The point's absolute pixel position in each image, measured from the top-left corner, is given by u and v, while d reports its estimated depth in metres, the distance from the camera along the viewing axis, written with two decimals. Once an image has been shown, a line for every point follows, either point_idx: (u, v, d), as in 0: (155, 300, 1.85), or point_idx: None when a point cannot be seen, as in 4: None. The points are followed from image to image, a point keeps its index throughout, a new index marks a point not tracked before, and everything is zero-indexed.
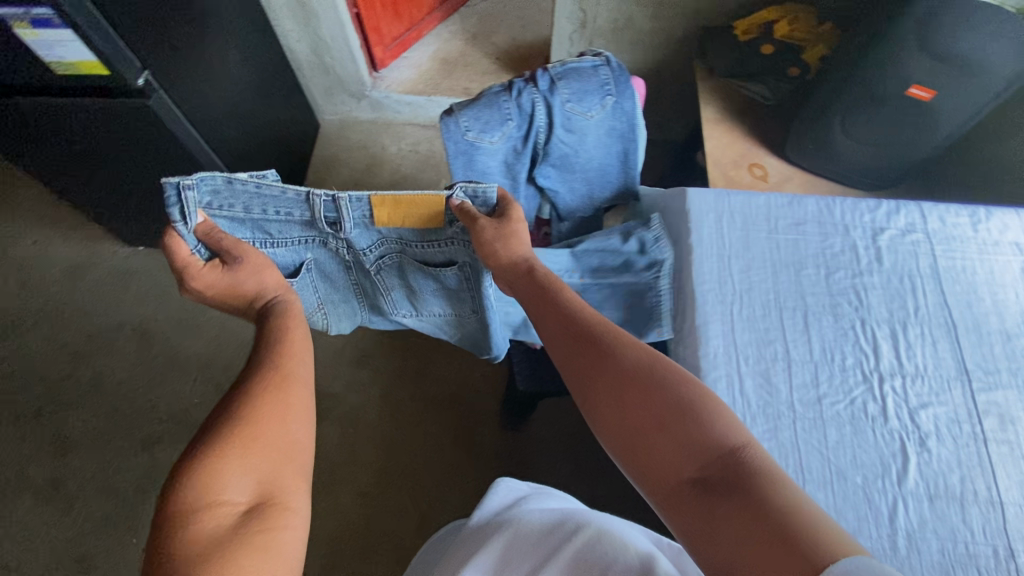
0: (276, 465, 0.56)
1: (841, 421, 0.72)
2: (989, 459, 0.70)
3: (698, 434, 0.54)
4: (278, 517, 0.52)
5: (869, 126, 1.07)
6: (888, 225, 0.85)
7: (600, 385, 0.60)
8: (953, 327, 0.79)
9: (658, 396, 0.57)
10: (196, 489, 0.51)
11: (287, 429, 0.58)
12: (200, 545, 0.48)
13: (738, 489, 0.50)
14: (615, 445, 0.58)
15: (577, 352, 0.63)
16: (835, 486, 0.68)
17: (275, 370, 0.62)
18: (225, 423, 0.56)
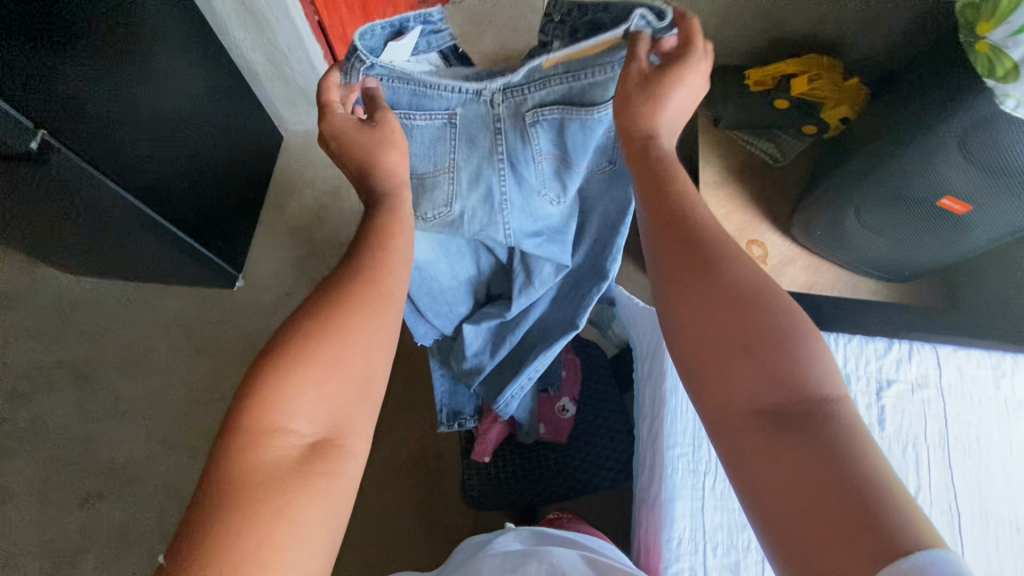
0: (340, 401, 0.55)
1: None
2: None
3: (786, 369, 0.45)
4: (337, 463, 0.53)
5: (889, 224, 0.92)
6: (896, 376, 0.74)
7: (693, 282, 0.51)
8: (958, 516, 0.67)
9: (768, 318, 0.47)
10: (262, 418, 0.52)
11: (355, 366, 0.56)
12: (256, 474, 0.50)
13: (822, 441, 0.42)
14: (691, 346, 0.50)
15: (673, 242, 0.53)
16: None
17: (370, 286, 0.59)
18: (291, 344, 0.55)
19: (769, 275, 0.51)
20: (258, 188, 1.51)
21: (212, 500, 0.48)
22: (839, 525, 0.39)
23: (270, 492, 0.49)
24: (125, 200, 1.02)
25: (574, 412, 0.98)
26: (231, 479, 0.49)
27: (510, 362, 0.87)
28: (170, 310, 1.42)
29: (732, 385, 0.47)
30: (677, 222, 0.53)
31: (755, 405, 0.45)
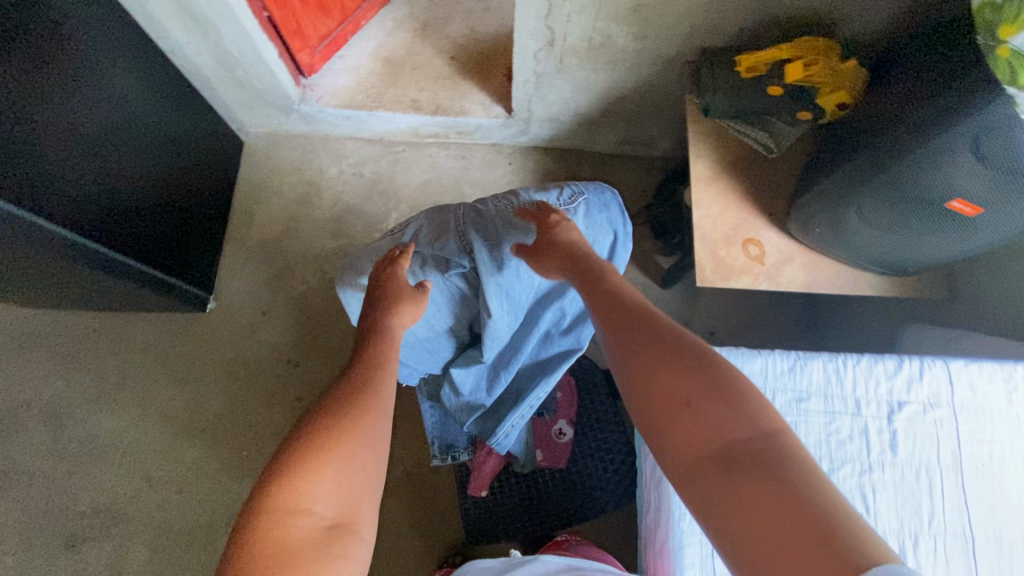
0: (359, 486, 0.53)
1: None
2: None
3: (736, 415, 0.47)
4: (352, 548, 0.50)
5: (892, 224, 0.87)
6: (907, 398, 0.70)
7: (639, 350, 0.53)
8: (974, 543, 0.65)
9: (700, 371, 0.49)
10: (286, 496, 0.49)
11: (376, 450, 0.55)
12: (275, 554, 0.46)
13: (777, 480, 0.42)
14: (642, 414, 0.51)
15: (607, 322, 0.57)
16: None
17: (375, 397, 0.59)
18: (319, 428, 0.54)
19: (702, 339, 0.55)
20: (223, 202, 1.41)
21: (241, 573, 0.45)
22: (811, 559, 0.38)
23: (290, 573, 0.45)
24: (82, 250, 0.94)
25: (573, 434, 0.96)
26: (256, 558, 0.46)
27: (500, 398, 0.81)
28: (141, 338, 1.34)
29: (687, 447, 0.47)
30: (617, 302, 0.59)
31: (711, 460, 0.45)
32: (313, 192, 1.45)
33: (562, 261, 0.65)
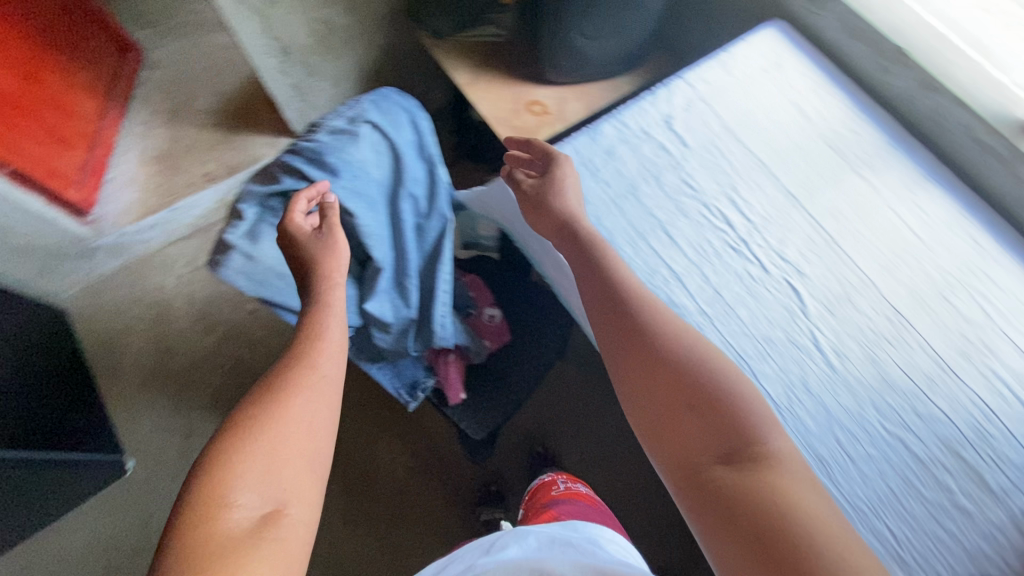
0: (291, 476, 0.52)
1: (747, 297, 0.80)
2: (844, 252, 0.83)
3: (725, 418, 0.57)
4: (286, 526, 0.49)
5: (602, 25, 1.09)
6: (673, 110, 0.92)
7: (639, 363, 0.62)
8: (768, 167, 0.88)
9: (719, 386, 0.60)
10: (214, 484, 0.49)
11: (304, 440, 0.55)
12: (207, 543, 0.45)
13: (776, 477, 0.51)
14: (642, 398, 0.61)
15: (608, 344, 0.66)
16: (772, 354, 0.76)
17: (310, 369, 0.60)
18: (247, 425, 0.54)
19: (699, 339, 0.65)
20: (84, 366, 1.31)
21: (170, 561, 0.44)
22: (766, 544, 0.47)
23: (218, 558, 0.44)
24: None
25: (501, 313, 1.05)
26: (188, 546, 0.45)
27: (422, 308, 0.88)
28: (76, 542, 1.22)
29: (690, 443, 0.56)
30: (609, 299, 0.68)
31: (714, 461, 0.54)
32: (164, 308, 1.43)
33: (554, 224, 0.78)
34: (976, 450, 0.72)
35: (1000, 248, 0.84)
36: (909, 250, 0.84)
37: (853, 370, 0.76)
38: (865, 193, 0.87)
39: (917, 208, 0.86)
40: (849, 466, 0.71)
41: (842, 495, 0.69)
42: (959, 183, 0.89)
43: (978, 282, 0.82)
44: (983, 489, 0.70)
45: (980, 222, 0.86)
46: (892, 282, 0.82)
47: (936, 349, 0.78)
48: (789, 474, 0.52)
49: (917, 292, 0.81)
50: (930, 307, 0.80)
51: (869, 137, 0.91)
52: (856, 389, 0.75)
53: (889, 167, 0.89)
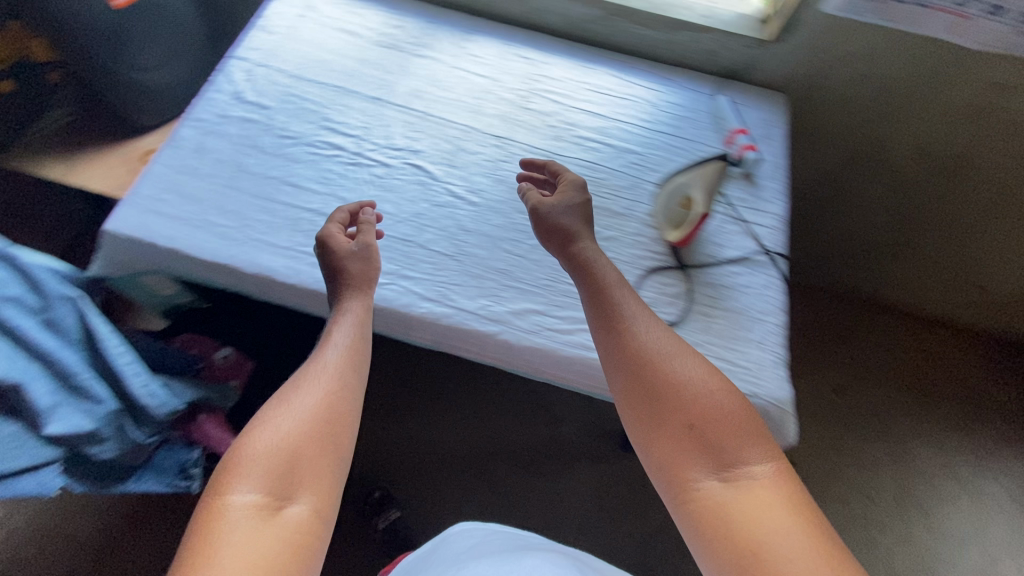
0: (308, 476, 0.52)
1: (384, 193, 0.87)
2: (439, 116, 0.95)
3: (728, 444, 0.52)
4: (292, 519, 0.49)
5: (145, 52, 1.07)
6: (239, 86, 0.95)
7: (637, 368, 0.59)
8: (347, 88, 0.97)
9: (717, 400, 0.55)
10: (223, 476, 0.50)
11: (323, 444, 0.55)
12: (215, 527, 0.46)
13: (764, 508, 0.48)
14: (637, 403, 0.57)
15: (600, 340, 0.63)
16: (424, 222, 0.85)
17: (323, 383, 0.60)
18: (273, 419, 0.55)
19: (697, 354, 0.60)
20: None
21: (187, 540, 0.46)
22: None
23: (218, 539, 0.45)
24: None
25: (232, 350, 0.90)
26: (201, 528, 0.46)
27: None
28: None
29: (684, 460, 0.52)
30: (599, 297, 0.66)
31: (703, 479, 0.51)
32: None
33: (559, 241, 0.75)
34: (596, 194, 0.91)
35: (541, 55, 1.04)
36: (484, 89, 1.00)
37: (489, 195, 0.89)
38: (432, 67, 1.01)
39: (474, 58, 1.03)
40: (522, 262, 0.84)
41: (528, 284, 0.82)
42: (492, 25, 1.07)
43: (540, 86, 1.01)
44: (612, 216, 0.90)
45: (520, 45, 1.05)
46: (484, 118, 0.96)
47: (537, 146, 0.94)
48: (777, 502, 0.48)
49: (506, 115, 0.97)
50: (518, 120, 0.97)
51: (412, 27, 1.05)
52: (502, 207, 0.88)
53: (438, 40, 1.04)
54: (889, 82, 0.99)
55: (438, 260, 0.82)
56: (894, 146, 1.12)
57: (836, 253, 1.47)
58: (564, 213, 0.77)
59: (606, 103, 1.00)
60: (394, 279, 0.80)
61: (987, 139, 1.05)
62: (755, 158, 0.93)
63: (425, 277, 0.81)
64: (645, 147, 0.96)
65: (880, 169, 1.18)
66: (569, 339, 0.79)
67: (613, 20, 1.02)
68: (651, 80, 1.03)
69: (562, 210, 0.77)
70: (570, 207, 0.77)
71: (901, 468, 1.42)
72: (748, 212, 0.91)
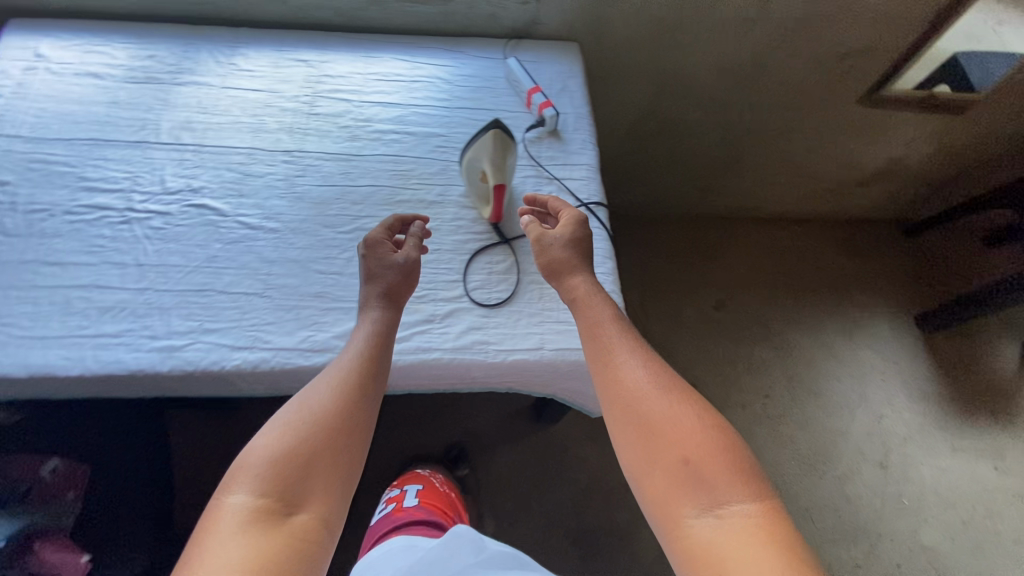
0: (316, 485, 0.55)
1: (166, 244, 0.78)
2: (217, 145, 0.86)
3: (720, 476, 0.55)
4: (294, 524, 0.51)
5: None
6: None
7: (628, 394, 0.64)
8: (101, 139, 0.85)
9: (710, 439, 0.58)
10: (231, 478, 0.54)
11: (334, 455, 0.57)
12: (222, 532, 0.49)
13: (748, 546, 0.50)
14: (630, 429, 0.62)
15: (595, 369, 0.68)
16: (220, 265, 0.77)
17: (341, 397, 0.62)
18: (287, 424, 0.58)
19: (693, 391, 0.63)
20: None
21: (191, 549, 0.48)
22: None
23: (224, 541, 0.48)
24: None
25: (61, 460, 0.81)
26: (210, 533, 0.49)
27: None
28: None
29: (676, 497, 0.56)
30: (591, 326, 0.70)
31: (693, 516, 0.54)
32: None
33: (551, 262, 0.76)
34: (406, 188, 0.87)
35: (319, 54, 0.97)
36: (262, 104, 0.91)
37: (288, 217, 0.82)
38: (197, 92, 0.91)
39: (245, 72, 0.94)
40: (339, 280, 0.78)
41: (349, 301, 0.77)
42: (258, 33, 0.98)
43: (324, 87, 0.94)
44: (427, 206, 0.86)
45: (294, 48, 0.97)
46: (268, 135, 0.88)
47: (331, 152, 0.88)
48: (759, 541, 0.50)
49: (292, 126, 0.89)
50: (306, 129, 0.90)
51: (165, 53, 0.94)
52: (306, 227, 0.82)
53: (200, 61, 0.94)
54: (713, 21, 1.05)
55: (243, 302, 0.75)
56: (692, 69, 1.16)
57: (684, 180, 1.52)
58: (557, 246, 0.76)
59: (398, 91, 0.95)
60: (197, 336, 0.73)
61: (767, 45, 1.10)
62: (556, 113, 0.92)
63: (231, 324, 0.74)
64: (446, 127, 0.93)
65: (688, 93, 1.22)
66: (404, 347, 0.74)
67: (382, 1, 0.96)
68: (440, 56, 0.99)
69: (549, 244, 0.77)
70: (558, 242, 0.77)
71: (788, 360, 1.52)
72: (559, 169, 0.91)
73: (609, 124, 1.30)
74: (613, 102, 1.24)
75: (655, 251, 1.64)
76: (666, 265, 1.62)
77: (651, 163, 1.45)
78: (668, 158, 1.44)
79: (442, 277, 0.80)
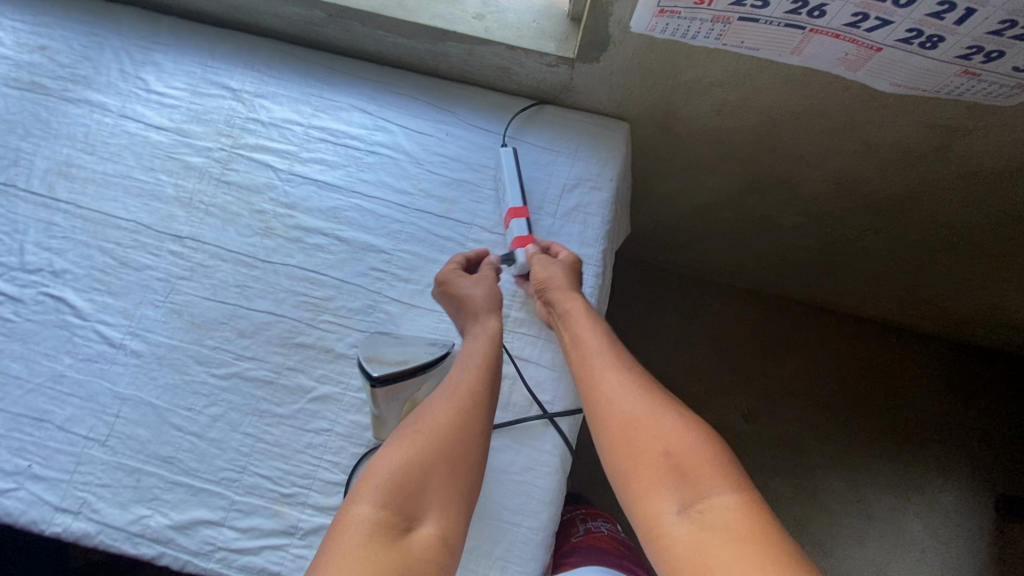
0: (438, 496, 0.47)
1: (10, 345, 0.63)
2: (94, 210, 0.66)
3: (699, 469, 0.46)
4: (415, 539, 0.44)
5: None
6: None
7: (605, 386, 0.53)
8: None
9: (691, 431, 0.48)
10: (357, 485, 0.46)
11: (452, 461, 0.48)
12: (341, 548, 0.42)
13: (734, 546, 0.41)
14: (607, 434, 0.51)
15: (583, 377, 0.56)
16: (65, 389, 0.63)
17: (453, 394, 0.52)
18: (403, 430, 0.50)
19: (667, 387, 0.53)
20: None
21: (317, 557, 0.42)
22: None
23: (343, 557, 0.41)
24: None
25: None
26: (330, 544, 0.42)
27: None
28: None
29: (656, 493, 0.46)
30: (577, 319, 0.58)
31: (673, 513, 0.44)
32: None
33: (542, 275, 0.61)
34: (313, 325, 0.65)
35: (254, 83, 0.70)
36: (163, 152, 0.68)
37: (157, 338, 0.64)
38: (87, 118, 0.69)
39: (152, 96, 0.69)
40: (196, 445, 0.62)
41: (202, 478, 0.61)
42: (186, 33, 0.72)
43: (250, 139, 0.69)
44: (333, 359, 0.64)
45: (225, 67, 0.71)
46: (161, 206, 0.67)
47: (232, 248, 0.66)
48: (744, 537, 0.41)
49: (192, 196, 0.67)
50: (210, 204, 0.67)
51: (60, 46, 0.71)
52: (176, 358, 0.64)
53: (102, 66, 0.70)
54: (862, 142, 0.65)
55: (81, 449, 0.62)
56: (800, 177, 0.77)
57: (758, 265, 1.16)
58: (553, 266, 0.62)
59: (344, 165, 0.68)
60: (21, 481, 0.61)
61: (932, 181, 0.70)
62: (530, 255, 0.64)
63: (62, 476, 0.61)
64: (393, 238, 0.67)
65: (788, 199, 0.85)
66: (249, 562, 0.59)
67: (343, 22, 0.66)
68: (417, 117, 0.69)
69: (550, 265, 0.62)
70: (562, 265, 0.62)
71: (808, 503, 1.24)
72: (522, 341, 0.66)
73: (665, 199, 0.95)
74: (674, 183, 0.88)
75: (695, 326, 1.34)
76: (703, 348, 1.33)
77: (717, 242, 1.10)
78: (741, 244, 1.08)
79: (320, 475, 0.61)
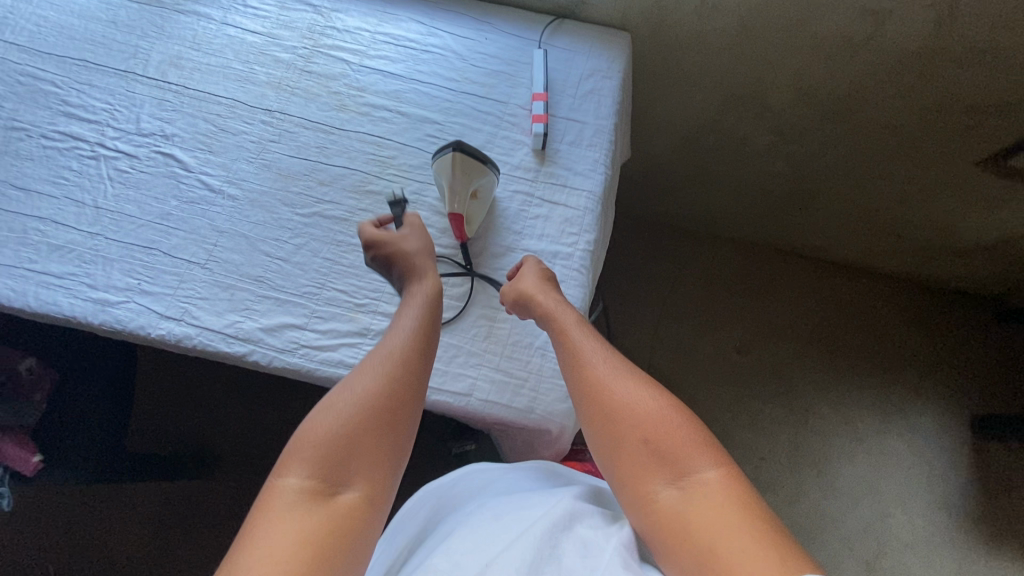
0: (361, 465, 0.56)
1: (126, 190, 0.76)
2: (199, 90, 0.81)
3: (676, 449, 0.57)
4: (337, 502, 0.53)
5: None
6: None
7: (591, 386, 0.63)
8: (90, 61, 0.82)
9: (669, 418, 0.59)
10: (291, 455, 0.55)
11: (375, 429, 0.58)
12: (269, 514, 0.50)
13: (713, 506, 0.52)
14: (597, 427, 0.61)
15: (570, 375, 0.66)
16: (172, 224, 0.75)
17: (377, 372, 0.62)
18: (328, 409, 0.58)
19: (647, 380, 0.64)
20: None
21: (248, 521, 0.50)
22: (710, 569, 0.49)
23: (270, 521, 0.50)
24: None
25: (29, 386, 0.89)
26: (261, 511, 0.51)
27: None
28: None
29: (643, 473, 0.57)
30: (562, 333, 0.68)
31: (661, 488, 0.55)
32: None
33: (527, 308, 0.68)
34: (379, 176, 0.78)
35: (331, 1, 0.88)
36: (257, 49, 0.84)
37: (250, 186, 0.77)
38: (195, 24, 0.85)
39: (248, 9, 0.86)
40: (282, 267, 0.74)
41: (287, 292, 0.73)
42: None
43: (328, 41, 0.85)
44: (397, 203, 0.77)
45: None
46: (255, 88, 0.82)
47: (314, 119, 0.81)
48: (720, 500, 0.53)
49: (281, 81, 0.82)
50: (295, 87, 0.82)
51: None
52: (265, 200, 0.76)
53: None
54: (811, 32, 0.85)
55: (184, 270, 0.73)
56: (769, 86, 0.96)
57: (741, 204, 1.33)
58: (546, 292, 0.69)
59: (404, 60, 0.84)
60: (131, 296, 0.71)
61: (871, 75, 0.90)
62: (544, 131, 0.79)
63: (167, 291, 0.72)
64: (445, 113, 0.82)
65: (761, 113, 1.03)
66: (327, 357, 0.70)
67: None
68: (463, 27, 0.87)
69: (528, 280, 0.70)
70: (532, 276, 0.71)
71: (801, 427, 1.35)
72: (552, 190, 0.78)
73: (661, 125, 1.14)
74: (666, 103, 1.07)
75: (689, 271, 1.47)
76: (696, 291, 1.46)
77: (706, 177, 1.26)
78: (725, 180, 1.25)
79: (388, 289, 0.73)
